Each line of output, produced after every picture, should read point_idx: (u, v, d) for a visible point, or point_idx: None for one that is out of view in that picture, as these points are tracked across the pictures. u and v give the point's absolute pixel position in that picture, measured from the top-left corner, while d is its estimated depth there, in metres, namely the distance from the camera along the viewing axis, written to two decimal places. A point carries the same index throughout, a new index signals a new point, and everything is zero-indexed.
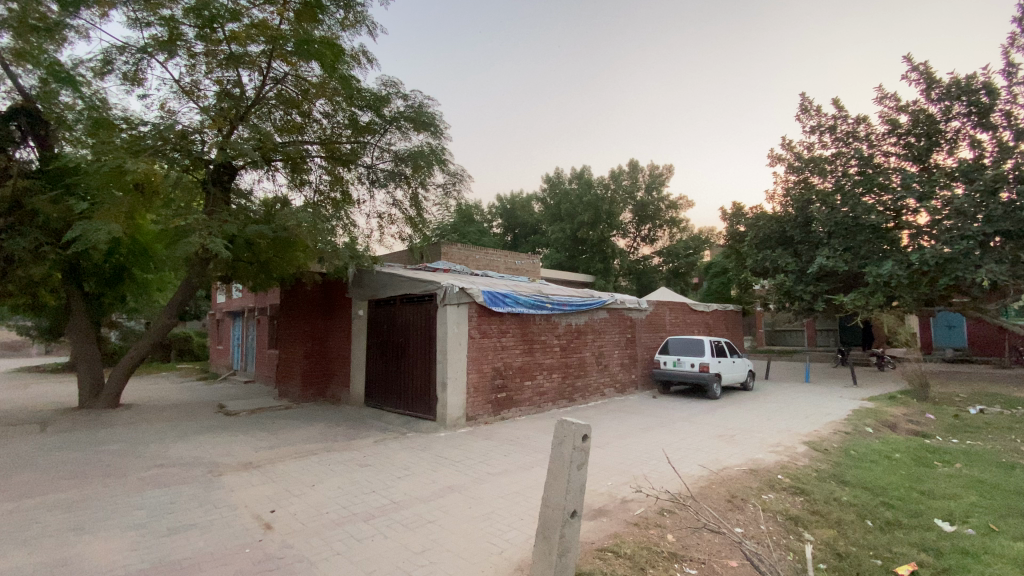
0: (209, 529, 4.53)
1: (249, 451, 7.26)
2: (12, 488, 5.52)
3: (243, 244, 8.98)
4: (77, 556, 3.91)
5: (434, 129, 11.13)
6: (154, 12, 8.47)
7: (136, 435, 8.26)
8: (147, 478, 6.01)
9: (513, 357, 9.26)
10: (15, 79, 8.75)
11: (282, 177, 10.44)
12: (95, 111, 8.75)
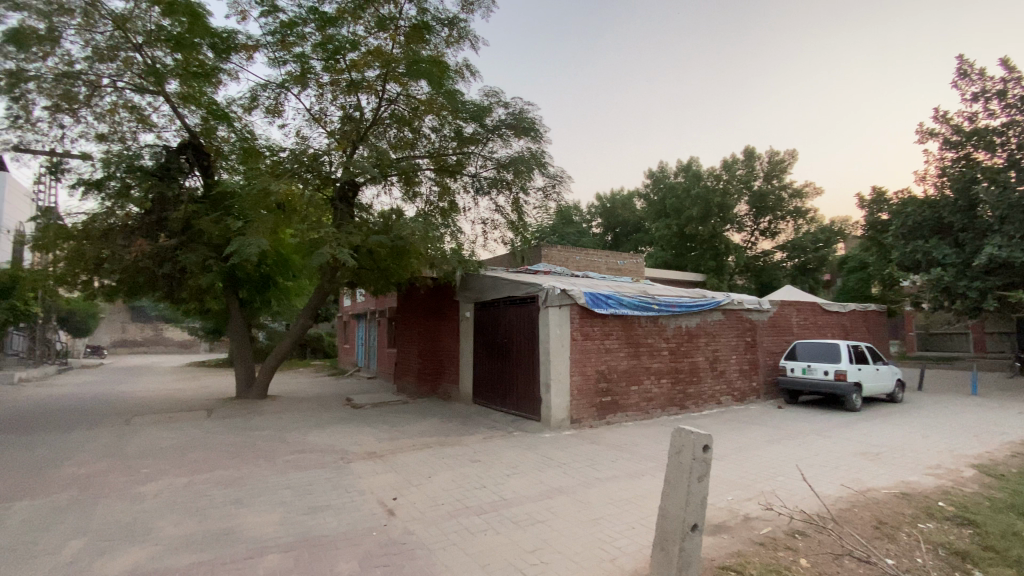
0: (342, 511, 5.02)
1: (372, 441, 7.93)
2: (190, 463, 6.60)
3: (366, 253, 9.83)
4: (239, 526, 4.55)
5: (534, 133, 11.30)
6: (289, 51, 9.60)
7: (281, 423, 9.42)
8: (291, 461, 6.83)
9: (618, 360, 9.05)
10: (184, 119, 10.37)
11: (396, 191, 11.26)
12: (245, 142, 10.15)
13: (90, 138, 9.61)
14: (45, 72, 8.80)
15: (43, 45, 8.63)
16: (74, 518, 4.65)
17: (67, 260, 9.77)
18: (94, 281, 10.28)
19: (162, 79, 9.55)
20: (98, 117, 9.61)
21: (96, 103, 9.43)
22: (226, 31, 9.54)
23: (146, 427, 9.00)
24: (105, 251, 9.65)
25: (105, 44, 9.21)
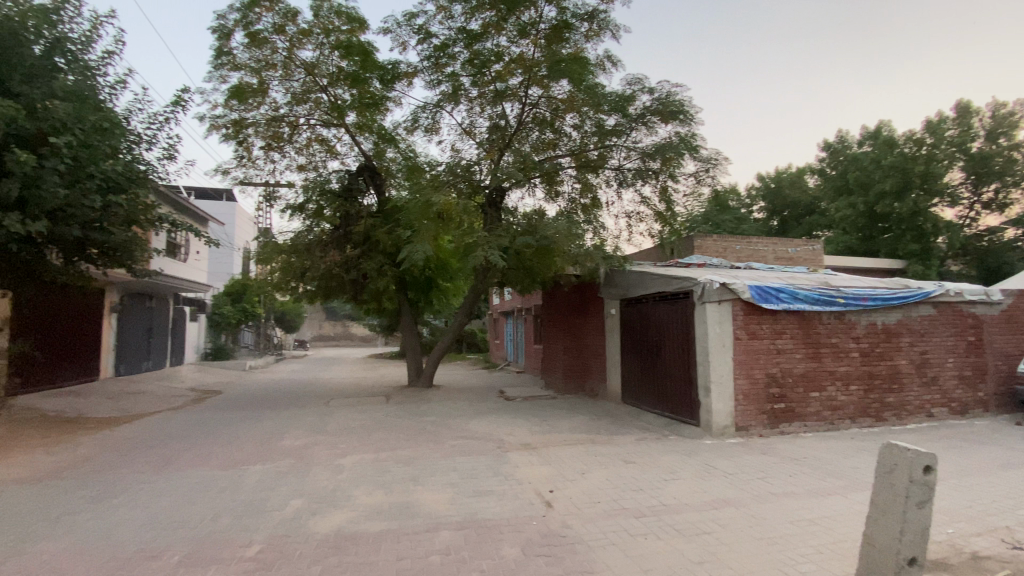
0: (503, 498, 5.32)
1: (526, 433, 8.27)
2: (376, 442, 7.62)
3: (514, 254, 10.27)
4: (416, 501, 5.11)
5: (682, 116, 10.64)
6: (442, 71, 10.45)
7: (445, 411, 10.34)
8: (456, 446, 7.46)
9: (792, 363, 8.05)
10: (360, 145, 11.91)
11: (541, 191, 11.56)
12: (409, 159, 11.34)
13: (294, 169, 11.63)
14: (261, 118, 10.84)
15: (257, 96, 10.57)
16: (294, 481, 5.66)
17: (282, 270, 11.97)
18: (299, 288, 12.43)
19: (343, 113, 11.13)
20: (299, 151, 11.58)
21: (296, 139, 11.37)
22: (389, 64, 10.71)
23: (340, 409, 10.64)
24: (308, 262, 11.63)
25: (300, 89, 10.99)
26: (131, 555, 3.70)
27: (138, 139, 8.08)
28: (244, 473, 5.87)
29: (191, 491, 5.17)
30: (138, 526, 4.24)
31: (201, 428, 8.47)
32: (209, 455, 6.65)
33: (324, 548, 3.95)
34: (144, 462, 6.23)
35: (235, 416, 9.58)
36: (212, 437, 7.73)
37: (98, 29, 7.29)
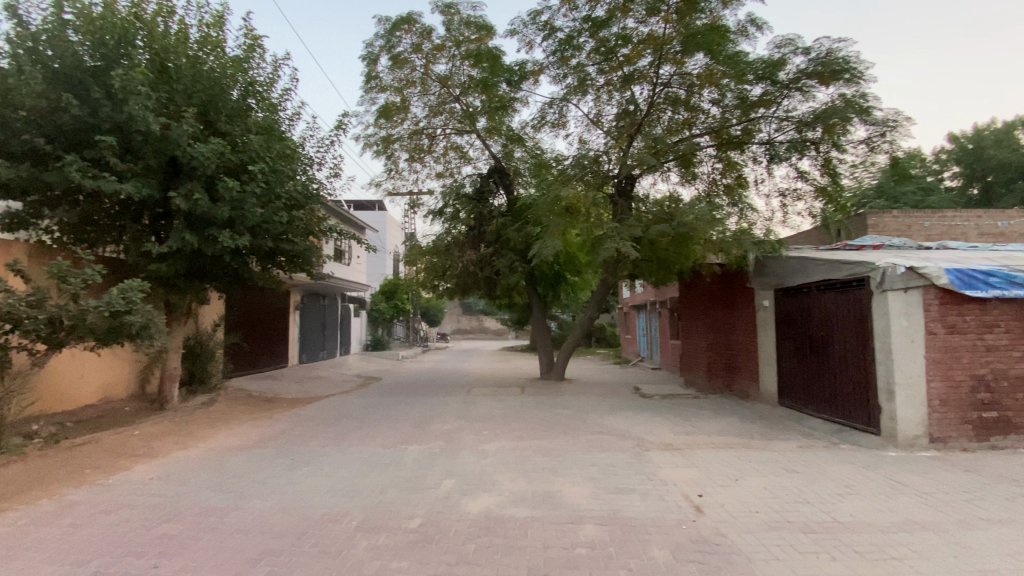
0: (647, 497, 5.11)
1: (667, 432, 7.87)
2: (515, 432, 7.89)
3: (648, 244, 9.84)
4: (558, 493, 5.15)
5: (848, 74, 9.18)
6: (568, 64, 10.38)
7: (580, 405, 10.33)
8: (594, 441, 7.38)
9: (1011, 363, 6.48)
10: (490, 149, 12.37)
11: (675, 176, 10.90)
12: (537, 156, 11.50)
13: (433, 176, 12.52)
14: (404, 132, 11.83)
15: (401, 113, 11.57)
16: (445, 463, 6.11)
17: (426, 271, 12.95)
18: (441, 287, 13.36)
19: (474, 118, 11.67)
20: (437, 159, 12.43)
21: (434, 149, 12.23)
22: (516, 65, 10.94)
23: (481, 398, 11.25)
24: (448, 262, 12.48)
25: (436, 101, 11.78)
26: (320, 516, 4.30)
27: (310, 161, 9.40)
28: (402, 453, 6.50)
29: (361, 465, 5.86)
30: (323, 492, 4.93)
31: (366, 410, 9.61)
32: (373, 434, 7.49)
33: (475, 528, 4.19)
34: (324, 438, 7.24)
35: (392, 401, 10.71)
36: (375, 419, 8.72)
37: (277, 71, 8.61)
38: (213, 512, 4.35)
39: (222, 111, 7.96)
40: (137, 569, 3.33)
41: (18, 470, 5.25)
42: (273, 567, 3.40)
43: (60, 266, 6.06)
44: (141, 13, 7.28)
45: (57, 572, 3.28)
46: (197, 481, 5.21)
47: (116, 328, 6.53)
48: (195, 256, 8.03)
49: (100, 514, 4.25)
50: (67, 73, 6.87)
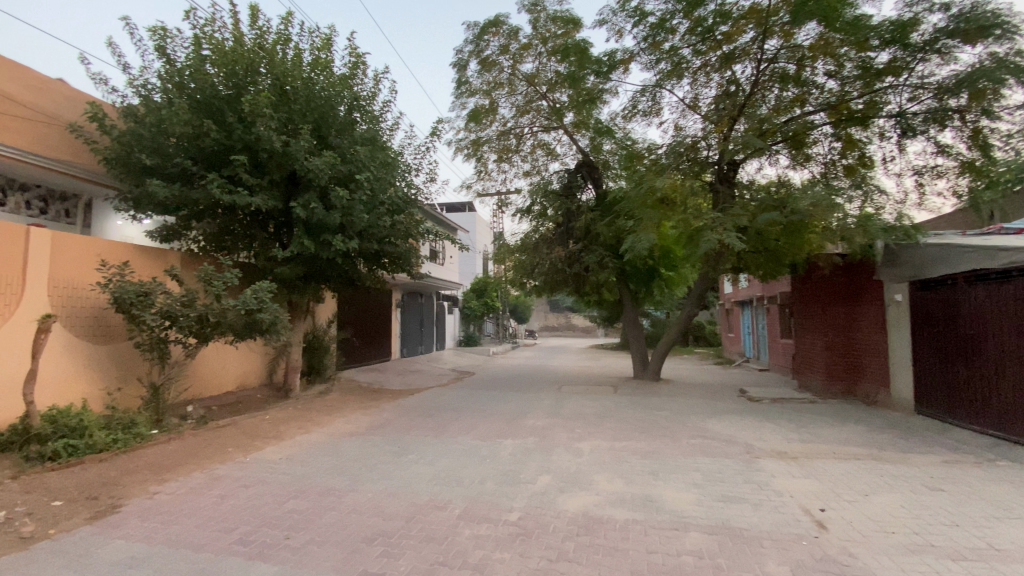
0: (760, 508, 4.74)
1: (779, 439, 7.26)
2: (610, 431, 7.74)
3: (755, 235, 9.15)
4: (659, 497, 4.96)
5: (1004, 27, 7.81)
6: (660, 49, 9.92)
7: (678, 406, 9.88)
8: (696, 445, 7.01)
9: None
10: (578, 144, 12.19)
11: (784, 159, 9.99)
12: (628, 148, 11.16)
13: (521, 175, 12.61)
14: (493, 134, 12.04)
15: (489, 115, 11.78)
16: (541, 459, 6.15)
17: (515, 269, 13.10)
18: (529, 285, 13.42)
19: (562, 114, 11.57)
20: (524, 158, 12.50)
21: (522, 148, 12.32)
22: (605, 55, 10.67)
23: (573, 395, 11.19)
24: (537, 260, 12.59)
25: (524, 101, 11.85)
26: (425, 503, 4.52)
27: (408, 167, 9.94)
28: (499, 446, 6.65)
29: (460, 456, 6.09)
30: (427, 480, 5.18)
31: (462, 403, 9.99)
32: (471, 427, 7.76)
33: (575, 526, 4.16)
34: (426, 428, 7.64)
35: (487, 396, 11.02)
36: (471, 412, 9.02)
37: (378, 84, 9.18)
38: (333, 492, 4.76)
39: (332, 127, 8.67)
40: (273, 538, 3.73)
41: (177, 445, 6.12)
42: (385, 547, 3.63)
43: (206, 270, 6.98)
44: (264, 43, 8.12)
45: (211, 535, 3.77)
46: (317, 463, 5.73)
47: (251, 323, 7.40)
48: (312, 259, 8.84)
49: (242, 488, 4.83)
50: (207, 101, 7.85)
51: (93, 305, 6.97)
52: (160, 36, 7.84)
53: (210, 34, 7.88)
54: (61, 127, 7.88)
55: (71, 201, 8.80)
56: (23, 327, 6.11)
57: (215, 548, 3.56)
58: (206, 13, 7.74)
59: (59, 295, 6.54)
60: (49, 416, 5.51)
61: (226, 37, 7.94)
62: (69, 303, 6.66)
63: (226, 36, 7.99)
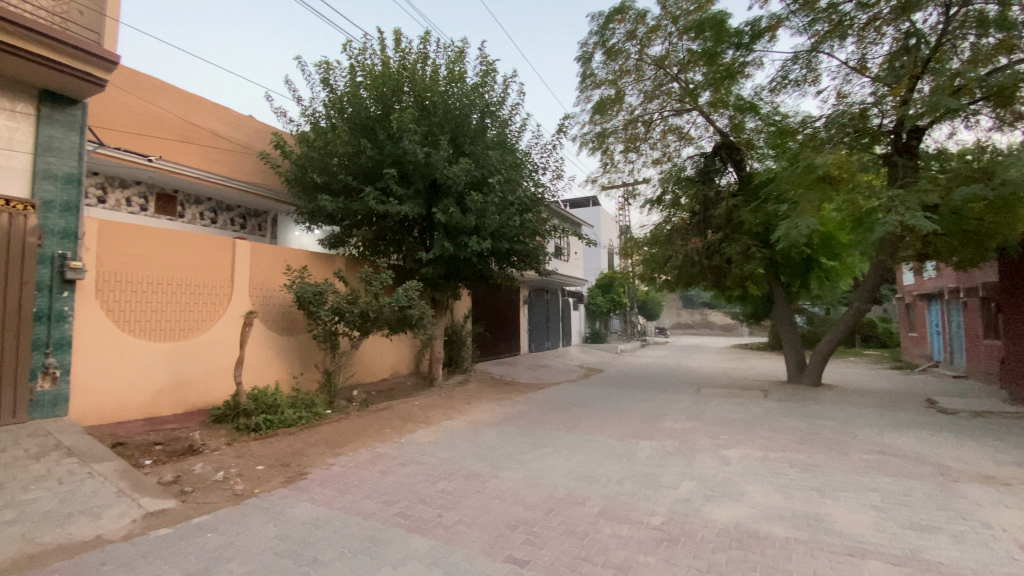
0: (964, 542, 3.93)
1: (988, 462, 5.94)
2: (761, 439, 7.04)
3: (949, 214, 7.61)
4: (825, 516, 4.38)
5: None
6: (813, 9, 8.61)
7: (844, 415, 8.63)
8: (870, 461, 6.05)
9: None
10: (716, 125, 11.25)
11: (988, 120, 8.12)
12: (775, 123, 10.02)
13: (650, 164, 12.03)
14: (620, 124, 11.62)
15: (616, 105, 11.37)
16: (682, 463, 5.84)
17: (643, 264, 12.48)
18: (660, 280, 12.73)
19: (695, 95, 10.77)
20: (654, 145, 11.91)
21: (651, 135, 11.76)
22: (746, 24, 9.73)
23: (714, 398, 10.42)
24: (670, 252, 11.71)
25: (652, 86, 11.25)
26: (564, 496, 4.57)
27: (536, 167, 10.13)
28: (635, 447, 6.47)
29: (596, 453, 6.05)
30: (564, 474, 5.23)
31: (595, 400, 9.91)
32: (604, 425, 7.67)
33: (726, 539, 3.87)
34: (559, 423, 7.73)
35: (619, 394, 10.78)
36: (604, 410, 8.91)
37: (508, 89, 9.49)
38: (476, 477, 5.05)
39: (467, 135, 9.18)
40: (427, 515, 4.07)
41: (345, 424, 7.01)
42: (528, 535, 3.74)
43: (367, 272, 7.93)
44: (407, 63, 8.89)
45: (376, 506, 4.24)
46: (460, 448, 6.14)
47: (402, 318, 8.22)
48: (450, 260, 9.48)
49: (398, 467, 5.36)
50: (362, 122, 8.84)
51: (281, 303, 8.31)
52: (325, 70, 9.02)
53: (363, 62, 8.85)
54: (251, 155, 9.55)
55: (262, 217, 10.48)
56: (233, 321, 7.52)
57: (381, 518, 4.00)
58: (360, 44, 8.70)
59: (257, 295, 7.93)
60: (253, 395, 6.71)
61: (376, 63, 8.85)
62: (264, 301, 8.03)
63: (376, 61, 8.91)
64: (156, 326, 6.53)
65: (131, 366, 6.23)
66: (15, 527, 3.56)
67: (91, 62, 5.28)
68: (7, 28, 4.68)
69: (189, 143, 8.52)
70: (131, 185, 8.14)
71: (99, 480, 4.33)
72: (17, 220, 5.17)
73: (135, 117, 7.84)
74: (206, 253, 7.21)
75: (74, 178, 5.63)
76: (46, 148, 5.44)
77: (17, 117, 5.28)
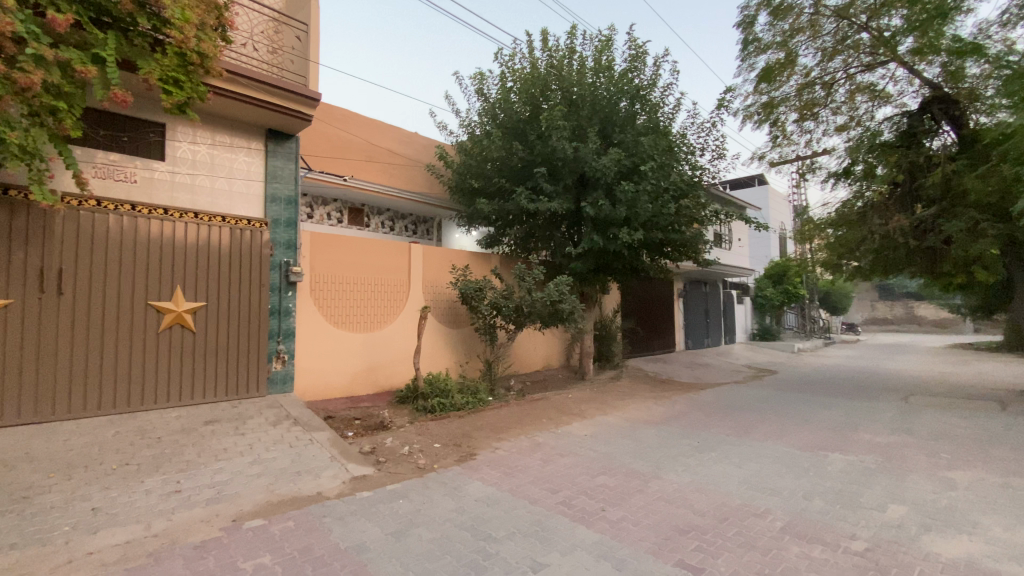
0: None
1: None
2: (1002, 462, 5.58)
3: None
4: None
5: None
6: None
7: None
8: None
9: None
10: (923, 76, 9.18)
11: None
12: (1013, 64, 7.74)
13: (833, 131, 10.33)
14: (792, 91, 10.11)
15: (787, 69, 9.92)
16: (886, 482, 4.92)
17: (827, 248, 10.75)
18: (849, 265, 10.85)
19: (893, 44, 8.87)
20: (838, 109, 10.18)
21: (833, 98, 10.06)
22: None
23: (928, 409, 8.57)
24: (864, 233, 9.90)
25: (834, 41, 9.56)
26: (739, 506, 4.19)
27: (692, 149, 9.46)
28: (823, 460, 5.63)
29: (775, 463, 5.41)
30: (736, 482, 4.80)
31: (767, 404, 8.89)
32: (782, 432, 6.83)
33: None
34: (727, 426, 7.11)
35: (797, 398, 9.51)
36: (781, 415, 7.94)
37: (658, 70, 9.01)
38: (638, 475, 4.91)
39: (616, 124, 8.97)
40: (591, 507, 4.08)
41: (507, 412, 7.41)
42: (700, 542, 3.51)
43: (521, 268, 8.26)
44: (554, 61, 9.00)
45: (541, 493, 4.39)
46: (619, 444, 6.03)
47: (554, 312, 8.38)
48: (601, 254, 9.37)
49: (558, 456, 5.48)
50: (513, 125, 9.21)
51: (447, 298, 9.11)
52: (479, 80, 9.62)
53: (513, 67, 9.21)
54: (419, 167, 10.64)
55: (430, 222, 11.57)
56: (410, 315, 8.46)
57: (545, 504, 4.12)
58: (510, 50, 9.06)
59: (429, 291, 8.82)
60: (427, 380, 7.48)
61: (525, 66, 9.14)
62: (433, 297, 8.90)
63: (525, 64, 9.19)
64: (353, 319, 7.66)
65: (335, 352, 7.41)
66: (263, 478, 4.49)
67: (299, 101, 6.39)
68: (244, 82, 5.88)
69: (371, 162, 9.81)
70: (330, 202, 9.68)
71: (317, 445, 5.25)
72: (256, 235, 6.49)
73: (332, 143, 9.30)
74: (389, 255, 8.24)
75: (291, 199, 6.87)
76: (272, 176, 6.72)
77: (253, 153, 6.62)
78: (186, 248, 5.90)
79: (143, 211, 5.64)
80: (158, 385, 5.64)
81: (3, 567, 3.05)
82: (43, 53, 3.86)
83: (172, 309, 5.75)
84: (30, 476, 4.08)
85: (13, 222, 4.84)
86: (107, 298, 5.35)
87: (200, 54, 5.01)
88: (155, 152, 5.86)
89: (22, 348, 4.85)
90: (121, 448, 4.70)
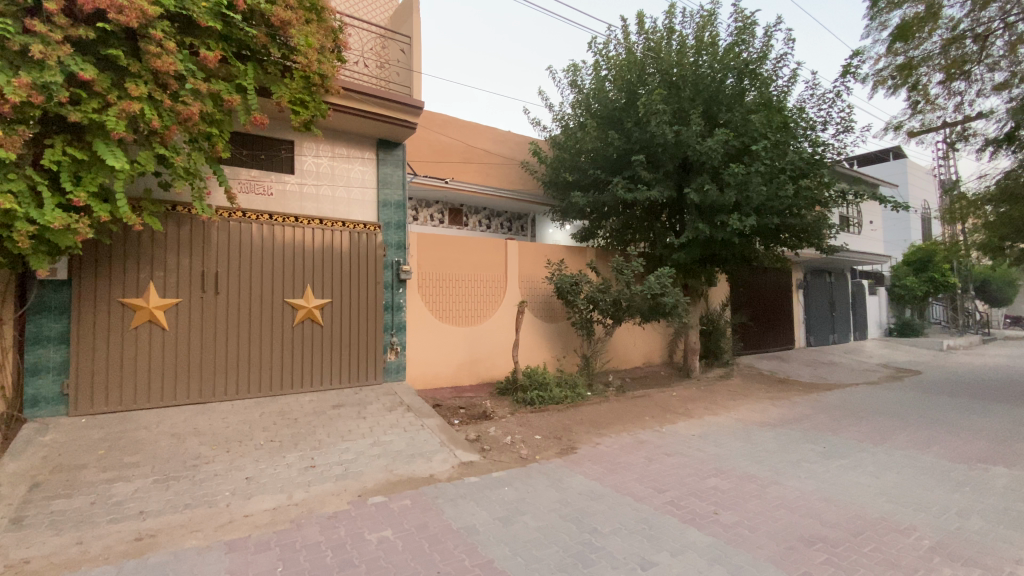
0: None
1: None
2: None
3: None
4: None
5: None
6: None
7: None
8: None
9: None
10: None
11: None
12: None
13: (989, 91, 8.75)
14: (935, 48, 8.63)
15: (929, 24, 8.43)
16: None
17: (987, 229, 9.23)
18: (1016, 248, 9.31)
19: None
20: (995, 64, 8.57)
21: (989, 52, 8.52)
22: None
23: None
24: None
25: None
26: (876, 520, 3.75)
27: (812, 123, 8.60)
28: (982, 473, 4.84)
29: (921, 475, 4.75)
30: (872, 493, 4.29)
31: (909, 408, 7.82)
32: (930, 440, 5.97)
33: None
34: (859, 432, 6.36)
35: (946, 403, 8.24)
36: (927, 421, 6.95)
37: (770, 41, 8.28)
38: (754, 479, 4.58)
39: (722, 103, 8.40)
40: (702, 509, 3.90)
41: (607, 407, 7.32)
42: (829, 555, 3.20)
43: (619, 261, 8.07)
44: (652, 44, 8.59)
45: (647, 491, 4.28)
46: (731, 446, 5.68)
47: (655, 305, 8.09)
48: (707, 244, 8.82)
49: (664, 455, 5.29)
50: (609, 115, 8.98)
51: (543, 293, 9.19)
52: (573, 72, 9.53)
53: (608, 55, 8.98)
54: (515, 166, 10.84)
55: (524, 219, 11.71)
56: (509, 308, 8.69)
57: (652, 503, 4.01)
58: (605, 38, 8.81)
59: (525, 285, 8.97)
60: (527, 371, 7.64)
61: (621, 52, 8.86)
62: (531, 292, 9.04)
63: (620, 50, 8.92)
64: (456, 313, 8.03)
65: (440, 344, 7.83)
66: (382, 459, 4.90)
67: (404, 111, 6.81)
68: (357, 98, 6.38)
69: (470, 164, 10.18)
70: (433, 205, 10.21)
71: (428, 431, 5.61)
72: (371, 238, 7.07)
73: (433, 148, 9.80)
74: (486, 250, 8.50)
75: (400, 203, 7.36)
76: (383, 183, 7.25)
77: (367, 162, 7.19)
78: (312, 251, 6.58)
79: (278, 220, 6.38)
80: (292, 373, 6.37)
81: (182, 522, 3.66)
82: (198, 86, 4.55)
83: (303, 305, 6.46)
84: (199, 448, 4.83)
85: (179, 234, 5.72)
86: (252, 297, 6.15)
87: (321, 76, 5.62)
88: (287, 166, 6.59)
89: (190, 340, 5.75)
90: (266, 427, 5.40)
